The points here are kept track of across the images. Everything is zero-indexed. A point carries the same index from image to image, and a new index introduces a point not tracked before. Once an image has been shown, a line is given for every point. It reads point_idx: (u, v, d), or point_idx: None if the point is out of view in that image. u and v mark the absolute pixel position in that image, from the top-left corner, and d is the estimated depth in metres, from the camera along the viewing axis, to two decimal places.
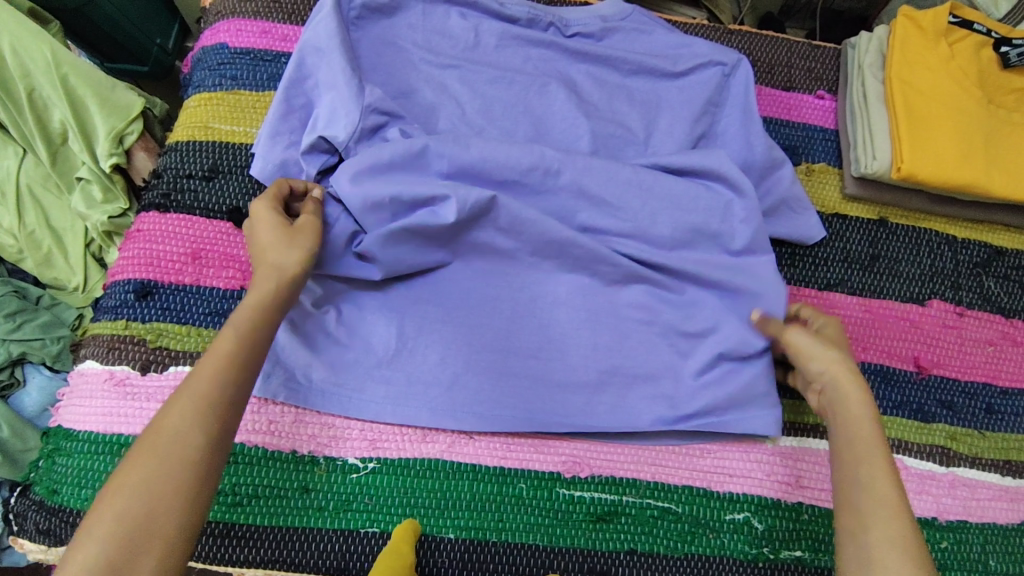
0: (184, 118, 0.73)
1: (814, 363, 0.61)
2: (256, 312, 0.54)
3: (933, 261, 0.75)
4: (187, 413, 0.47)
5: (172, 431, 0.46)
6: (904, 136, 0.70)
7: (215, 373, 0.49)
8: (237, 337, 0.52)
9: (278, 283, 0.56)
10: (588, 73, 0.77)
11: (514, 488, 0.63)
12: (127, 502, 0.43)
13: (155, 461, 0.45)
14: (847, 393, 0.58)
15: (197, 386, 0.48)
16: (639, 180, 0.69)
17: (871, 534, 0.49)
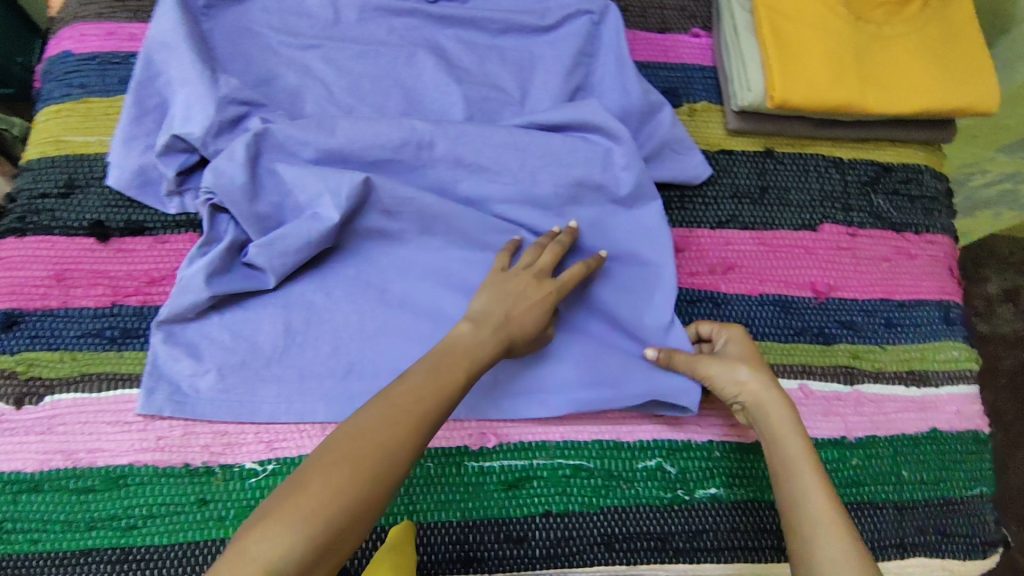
0: (36, 135, 0.69)
1: (728, 385, 0.61)
2: (477, 354, 0.54)
3: (822, 186, 0.75)
4: (403, 442, 0.47)
5: (392, 448, 0.46)
6: (773, 62, 0.69)
7: (434, 407, 0.50)
8: (459, 378, 0.52)
9: (504, 343, 0.56)
10: (456, 38, 0.74)
11: (422, 468, 0.62)
12: (333, 500, 0.43)
13: (368, 476, 0.45)
14: (769, 413, 0.58)
15: (414, 410, 0.49)
16: (515, 141, 0.67)
17: (818, 557, 0.49)
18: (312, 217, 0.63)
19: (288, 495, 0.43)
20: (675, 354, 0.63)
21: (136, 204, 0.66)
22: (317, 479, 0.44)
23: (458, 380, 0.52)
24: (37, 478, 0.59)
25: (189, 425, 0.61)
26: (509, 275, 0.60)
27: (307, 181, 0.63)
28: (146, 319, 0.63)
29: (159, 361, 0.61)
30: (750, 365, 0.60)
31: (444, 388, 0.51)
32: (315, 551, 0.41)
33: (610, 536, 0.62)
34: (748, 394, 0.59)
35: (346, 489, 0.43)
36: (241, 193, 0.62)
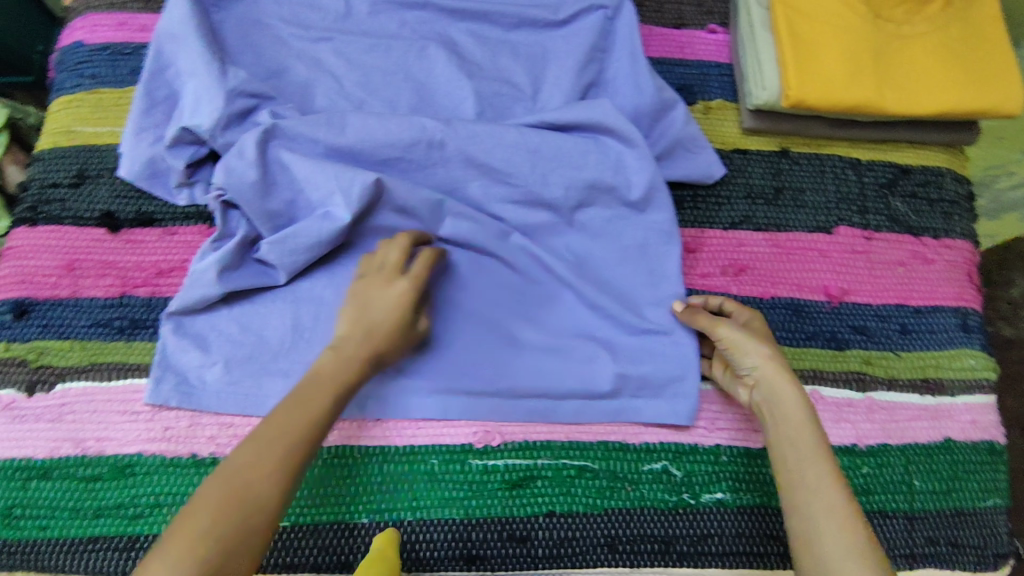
0: (47, 125, 0.69)
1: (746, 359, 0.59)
2: (342, 379, 0.53)
3: (838, 187, 0.74)
4: (272, 470, 0.47)
5: (250, 492, 0.46)
6: (789, 61, 0.68)
7: (306, 441, 0.49)
8: (327, 402, 0.51)
9: (366, 364, 0.54)
10: (468, 32, 0.73)
11: (425, 464, 0.62)
12: (208, 528, 0.44)
13: (250, 516, 0.45)
14: (780, 388, 0.57)
15: (276, 447, 0.48)
16: (525, 139, 0.66)
17: (826, 543, 0.48)
18: (322, 217, 0.63)
19: (184, 520, 0.44)
20: (698, 316, 0.63)
21: (146, 195, 0.67)
22: None
23: (323, 409, 0.51)
24: (47, 465, 0.60)
25: (195, 417, 0.61)
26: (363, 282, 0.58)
27: (317, 178, 0.63)
28: (154, 310, 0.64)
29: (167, 353, 0.61)
30: (769, 346, 0.59)
31: (318, 422, 0.50)
32: None
33: (613, 537, 0.62)
34: (761, 369, 0.58)
35: (191, 536, 0.43)
36: (251, 190, 0.62)
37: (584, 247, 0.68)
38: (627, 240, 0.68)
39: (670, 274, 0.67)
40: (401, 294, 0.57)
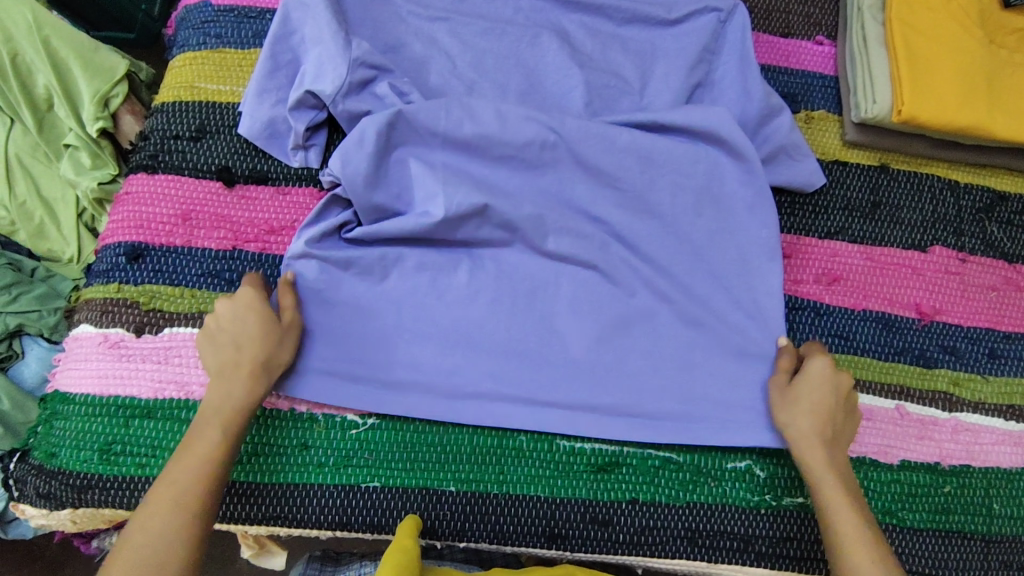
0: (169, 78, 0.71)
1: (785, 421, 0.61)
2: (232, 406, 0.56)
3: (935, 207, 0.74)
4: (164, 518, 0.52)
5: (157, 543, 0.51)
6: (904, 77, 0.68)
7: (199, 499, 0.53)
8: (217, 434, 0.55)
9: (255, 377, 0.58)
10: (581, 23, 0.75)
11: (514, 441, 0.63)
12: None
13: (147, 566, 0.50)
14: (808, 450, 0.60)
15: (175, 494, 0.53)
16: (636, 144, 0.69)
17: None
18: (425, 215, 0.65)
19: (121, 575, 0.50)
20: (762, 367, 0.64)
21: (262, 154, 0.69)
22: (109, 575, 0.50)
23: (212, 455, 0.55)
24: (149, 406, 0.61)
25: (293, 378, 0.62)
26: (234, 328, 0.59)
27: (426, 178, 0.66)
28: (263, 266, 0.65)
29: None
30: (811, 410, 0.61)
31: (208, 475, 0.54)
32: None
33: (694, 531, 0.63)
34: (795, 427, 0.61)
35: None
36: (364, 179, 0.65)
37: (681, 245, 0.69)
38: (725, 241, 0.69)
39: (765, 278, 0.68)
40: (244, 317, 0.59)
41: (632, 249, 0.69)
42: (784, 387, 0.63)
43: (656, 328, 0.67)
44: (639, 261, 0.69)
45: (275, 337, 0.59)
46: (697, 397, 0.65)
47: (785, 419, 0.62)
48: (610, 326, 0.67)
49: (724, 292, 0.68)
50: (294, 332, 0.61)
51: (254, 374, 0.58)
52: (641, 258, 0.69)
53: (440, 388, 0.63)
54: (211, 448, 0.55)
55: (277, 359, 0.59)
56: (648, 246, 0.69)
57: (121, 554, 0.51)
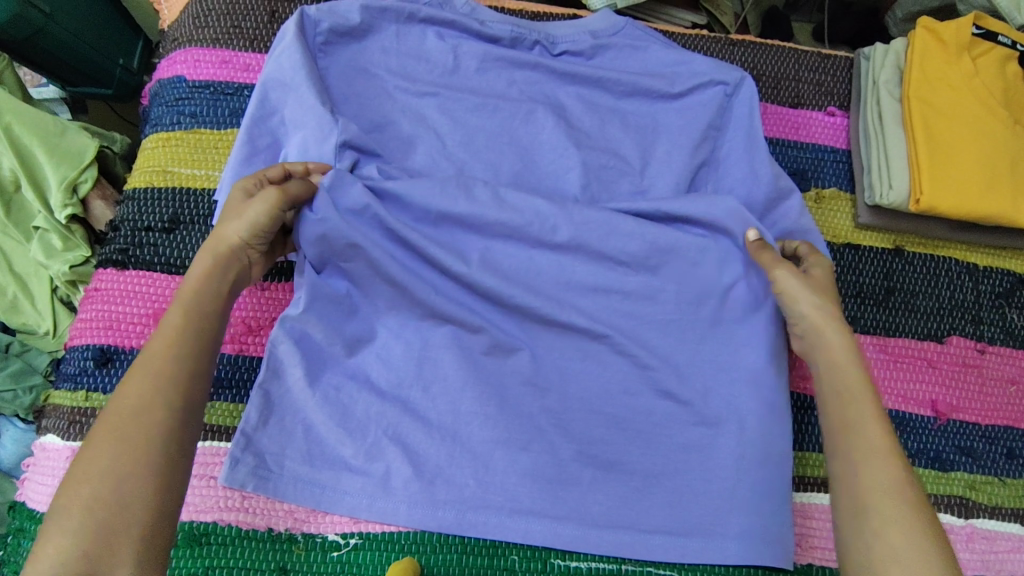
0: (140, 161, 0.67)
1: (795, 304, 0.58)
2: (212, 278, 0.52)
3: (952, 293, 0.70)
4: (142, 388, 0.44)
5: (135, 414, 0.43)
6: (924, 164, 0.64)
7: (179, 365, 0.46)
8: (185, 305, 0.50)
9: (232, 255, 0.54)
10: (578, 96, 0.71)
11: (506, 560, 0.60)
12: (101, 464, 0.41)
13: (127, 435, 0.43)
14: (829, 339, 0.56)
15: (157, 365, 0.46)
16: (638, 231, 0.65)
17: (866, 484, 0.47)
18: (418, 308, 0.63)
19: (91, 450, 0.42)
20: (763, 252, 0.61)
21: None
22: (88, 455, 0.42)
23: (188, 325, 0.48)
24: None
25: (269, 500, 0.59)
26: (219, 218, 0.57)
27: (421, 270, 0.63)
28: (241, 370, 0.63)
29: (248, 427, 0.58)
30: (823, 295, 0.58)
31: (184, 345, 0.47)
32: (103, 521, 0.40)
33: None
34: (810, 318, 0.57)
35: (105, 462, 0.42)
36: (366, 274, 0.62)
37: (684, 340, 0.64)
38: (728, 338, 0.64)
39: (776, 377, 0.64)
40: (230, 200, 0.56)
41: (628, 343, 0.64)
42: (793, 273, 0.59)
43: (650, 429, 0.63)
44: (636, 356, 0.64)
45: (232, 213, 0.55)
46: (699, 509, 0.61)
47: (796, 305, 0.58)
48: (606, 427, 0.63)
49: (730, 394, 0.64)
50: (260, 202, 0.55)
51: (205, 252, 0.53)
52: (643, 355, 0.64)
53: (421, 497, 0.58)
54: (179, 323, 0.48)
55: (257, 227, 0.55)
56: (648, 344, 0.64)
57: (98, 434, 0.43)
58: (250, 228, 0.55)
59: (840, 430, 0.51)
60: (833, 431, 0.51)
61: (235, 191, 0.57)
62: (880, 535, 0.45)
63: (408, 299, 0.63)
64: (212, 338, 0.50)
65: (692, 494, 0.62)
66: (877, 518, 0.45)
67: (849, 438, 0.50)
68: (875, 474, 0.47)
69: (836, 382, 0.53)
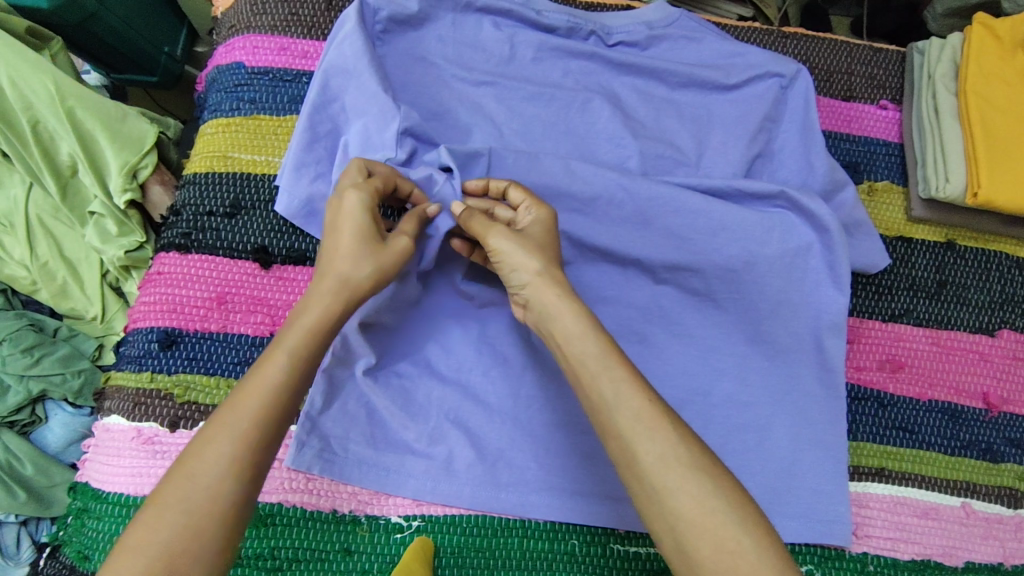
0: (200, 146, 0.67)
1: (516, 275, 0.52)
2: (316, 327, 0.47)
3: (1003, 287, 0.70)
4: (219, 454, 0.40)
5: (206, 484, 0.39)
6: (982, 158, 0.64)
7: (262, 435, 0.41)
8: (285, 361, 0.44)
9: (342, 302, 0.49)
10: (633, 86, 0.71)
11: (566, 544, 0.60)
12: (162, 534, 0.38)
13: (199, 504, 0.39)
14: (546, 303, 0.50)
15: (241, 428, 0.41)
16: (707, 208, 0.64)
17: (642, 457, 0.41)
18: (479, 296, 0.63)
19: (154, 510, 0.39)
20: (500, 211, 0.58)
21: (300, 231, 0.65)
22: (148, 516, 0.38)
23: (280, 384, 0.43)
24: None
25: (333, 483, 0.59)
26: (332, 241, 0.51)
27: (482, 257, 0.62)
28: None
29: (313, 411, 0.59)
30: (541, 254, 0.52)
31: (277, 405, 0.43)
32: None
33: None
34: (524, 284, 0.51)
35: (164, 533, 0.38)
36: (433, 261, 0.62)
37: (742, 327, 0.64)
38: (783, 327, 0.64)
39: (833, 366, 0.64)
40: (354, 231, 0.50)
41: (685, 330, 0.65)
42: (508, 234, 0.53)
43: (707, 413, 0.62)
44: (693, 343, 0.64)
45: (359, 247, 0.50)
46: (757, 492, 0.61)
47: (518, 273, 0.52)
48: None
49: (788, 383, 0.63)
50: (389, 252, 0.51)
51: (324, 294, 0.48)
52: (700, 345, 0.64)
53: (483, 479, 0.59)
54: (274, 380, 0.43)
55: (380, 276, 0.51)
56: (703, 332, 0.65)
57: (169, 490, 0.39)
58: (375, 278, 0.50)
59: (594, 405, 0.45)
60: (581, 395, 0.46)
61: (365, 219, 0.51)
62: (670, 502, 0.40)
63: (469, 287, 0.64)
64: (300, 405, 0.45)
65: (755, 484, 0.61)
66: (670, 482, 0.40)
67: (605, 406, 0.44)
68: (657, 448, 0.41)
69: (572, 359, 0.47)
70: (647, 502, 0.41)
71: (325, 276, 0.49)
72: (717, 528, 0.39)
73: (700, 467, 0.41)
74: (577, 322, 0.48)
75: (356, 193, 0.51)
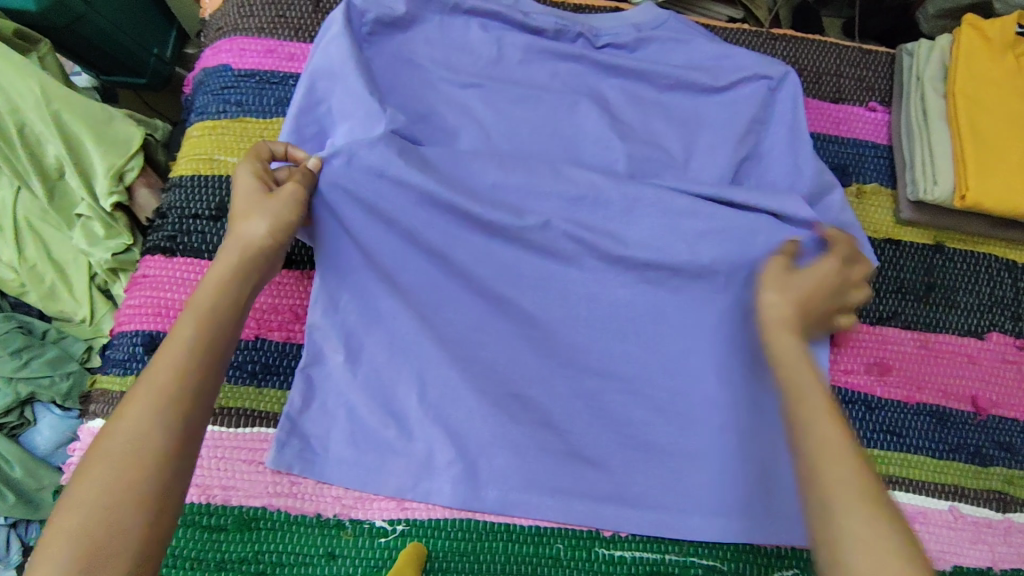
0: (187, 149, 0.67)
1: (766, 299, 0.53)
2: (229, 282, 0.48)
3: (992, 289, 0.70)
4: (142, 405, 0.41)
5: (132, 433, 0.40)
6: (970, 160, 0.64)
7: (182, 382, 0.43)
8: (199, 316, 0.46)
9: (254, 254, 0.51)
10: (621, 89, 0.71)
11: (551, 549, 0.60)
12: (96, 485, 0.38)
13: (124, 458, 0.39)
14: (779, 340, 0.51)
15: (161, 378, 0.42)
16: (694, 209, 0.64)
17: (822, 482, 0.40)
18: (466, 298, 0.63)
19: (84, 469, 0.39)
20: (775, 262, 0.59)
21: None
22: (81, 475, 0.39)
23: (196, 337, 0.45)
24: None
25: (317, 485, 0.60)
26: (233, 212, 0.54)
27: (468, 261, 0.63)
28: (289, 357, 0.64)
29: (293, 412, 0.60)
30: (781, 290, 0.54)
31: (192, 355, 0.44)
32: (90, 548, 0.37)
33: None
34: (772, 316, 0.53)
35: (97, 485, 0.38)
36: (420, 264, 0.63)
37: (730, 329, 0.64)
38: None
39: (820, 369, 0.64)
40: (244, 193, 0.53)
41: (671, 333, 0.65)
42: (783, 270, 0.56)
43: (690, 411, 0.63)
44: (678, 347, 0.64)
45: (250, 206, 0.53)
46: (738, 490, 0.61)
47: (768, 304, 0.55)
48: (649, 412, 0.63)
49: (775, 387, 0.63)
50: (279, 199, 0.53)
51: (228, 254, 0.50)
52: (686, 348, 0.64)
53: (466, 482, 0.59)
54: (190, 333, 0.45)
55: (280, 224, 0.53)
56: (690, 335, 0.65)
57: (94, 453, 0.40)
58: (275, 225, 0.52)
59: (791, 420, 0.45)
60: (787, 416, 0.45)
61: (248, 181, 0.54)
62: (841, 523, 0.39)
63: (455, 290, 0.63)
64: (223, 352, 0.46)
65: (739, 486, 0.61)
66: (838, 505, 0.39)
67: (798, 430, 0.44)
68: (841, 476, 0.40)
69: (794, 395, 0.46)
70: (819, 526, 0.40)
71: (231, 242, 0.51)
72: (877, 547, 0.37)
73: (866, 500, 0.39)
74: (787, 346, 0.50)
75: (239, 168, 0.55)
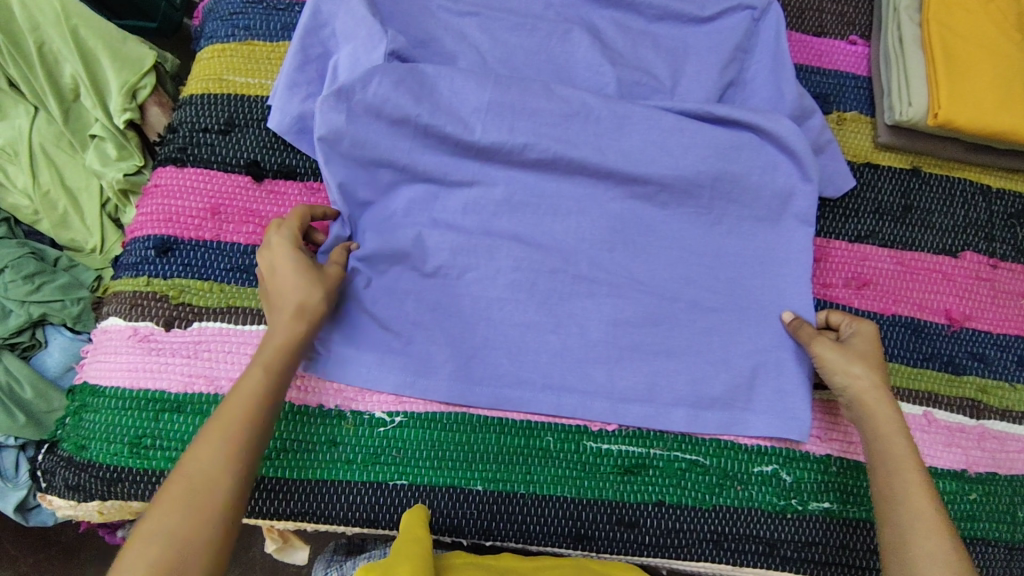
0: (197, 70, 0.71)
1: (840, 380, 0.61)
2: (288, 345, 0.56)
3: (967, 212, 0.73)
4: (212, 460, 0.50)
5: (203, 483, 0.49)
6: (942, 81, 0.67)
7: (246, 438, 0.52)
8: (261, 376, 0.54)
9: (303, 318, 0.57)
10: (611, 19, 0.74)
11: (542, 441, 0.63)
12: (168, 526, 0.47)
13: (190, 509, 0.48)
14: (872, 409, 0.59)
15: (231, 435, 0.51)
16: (681, 126, 0.68)
17: (915, 552, 0.52)
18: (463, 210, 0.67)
19: (159, 508, 0.48)
20: (803, 329, 0.64)
21: (290, 148, 0.69)
22: (155, 513, 0.48)
23: (261, 397, 0.53)
24: (180, 399, 0.61)
25: (319, 379, 0.62)
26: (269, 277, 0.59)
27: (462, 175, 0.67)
28: None
29: None
30: (865, 363, 0.60)
31: (256, 410, 0.53)
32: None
33: (719, 534, 0.63)
34: (852, 390, 0.60)
35: (167, 525, 0.47)
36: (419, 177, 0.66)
37: (709, 241, 0.68)
38: (746, 243, 0.68)
39: (798, 279, 0.67)
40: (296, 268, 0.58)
41: (657, 245, 0.68)
42: (834, 347, 0.61)
43: (675, 317, 0.66)
44: (664, 259, 0.68)
45: (302, 280, 0.58)
46: (720, 386, 0.65)
47: (838, 374, 0.61)
48: (637, 315, 0.66)
49: (752, 295, 0.67)
50: (327, 280, 0.59)
51: (286, 318, 0.57)
52: (672, 260, 0.68)
53: (462, 377, 0.63)
54: (254, 392, 0.54)
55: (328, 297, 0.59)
56: (674, 247, 0.68)
57: (169, 492, 0.49)
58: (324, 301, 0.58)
59: (886, 496, 0.56)
60: (879, 492, 0.56)
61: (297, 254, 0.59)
62: None
63: (452, 203, 0.67)
64: (277, 410, 0.55)
65: (720, 386, 0.65)
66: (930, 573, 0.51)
67: (898, 500, 0.55)
68: (928, 546, 0.52)
69: (886, 453, 0.57)
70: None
71: (284, 304, 0.57)
72: None
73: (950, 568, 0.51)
74: (888, 419, 0.58)
75: (276, 231, 0.60)
